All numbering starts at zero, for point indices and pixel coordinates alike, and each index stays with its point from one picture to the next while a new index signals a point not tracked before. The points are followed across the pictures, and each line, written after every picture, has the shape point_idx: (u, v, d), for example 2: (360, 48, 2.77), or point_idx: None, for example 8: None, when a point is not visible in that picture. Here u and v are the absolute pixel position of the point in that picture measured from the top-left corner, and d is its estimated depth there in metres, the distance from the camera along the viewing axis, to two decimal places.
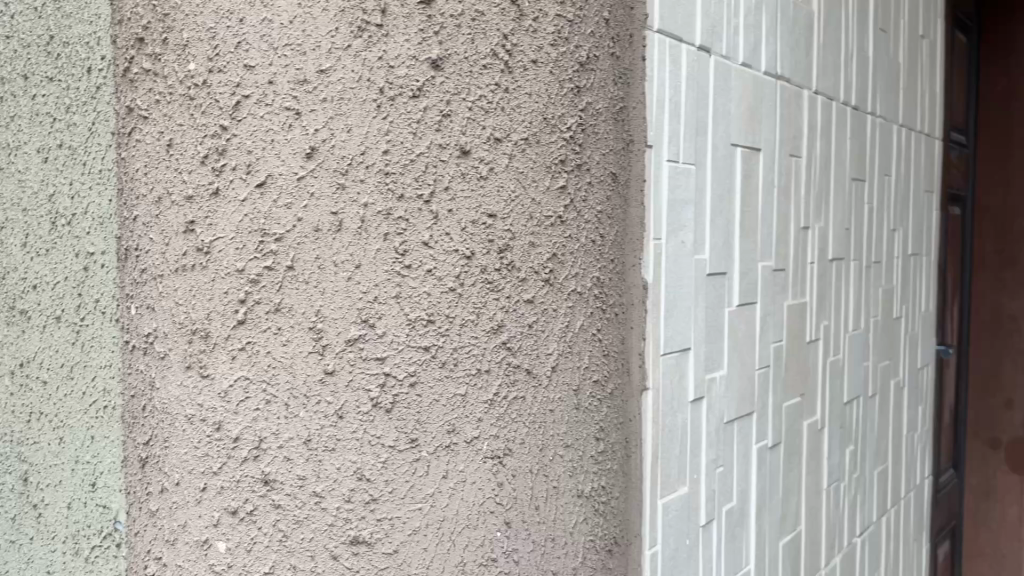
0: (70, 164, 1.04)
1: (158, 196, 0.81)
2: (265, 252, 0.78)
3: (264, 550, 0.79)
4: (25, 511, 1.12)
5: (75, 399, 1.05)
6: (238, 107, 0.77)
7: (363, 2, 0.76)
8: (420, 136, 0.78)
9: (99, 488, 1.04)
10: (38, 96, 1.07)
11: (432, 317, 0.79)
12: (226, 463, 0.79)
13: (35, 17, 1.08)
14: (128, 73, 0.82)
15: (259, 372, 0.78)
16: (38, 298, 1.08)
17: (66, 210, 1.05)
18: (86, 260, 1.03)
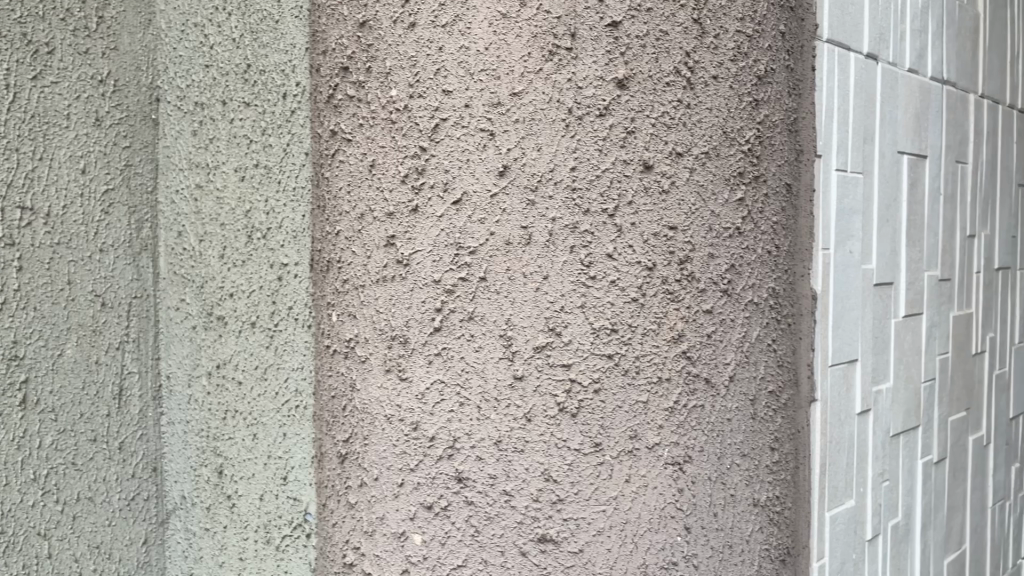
0: (265, 182, 1.13)
1: (361, 212, 0.88)
2: (460, 264, 0.83)
3: (457, 543, 0.84)
4: (219, 501, 1.19)
5: (267, 398, 1.15)
6: (437, 130, 0.83)
7: (554, 27, 0.80)
8: (606, 152, 0.80)
9: (291, 481, 1.13)
10: (236, 120, 1.15)
11: (616, 326, 0.81)
12: (422, 460, 0.85)
13: (233, 47, 1.15)
14: (332, 99, 0.89)
15: (454, 376, 0.84)
16: (234, 305, 1.17)
17: (261, 224, 1.14)
18: (279, 271, 1.12)
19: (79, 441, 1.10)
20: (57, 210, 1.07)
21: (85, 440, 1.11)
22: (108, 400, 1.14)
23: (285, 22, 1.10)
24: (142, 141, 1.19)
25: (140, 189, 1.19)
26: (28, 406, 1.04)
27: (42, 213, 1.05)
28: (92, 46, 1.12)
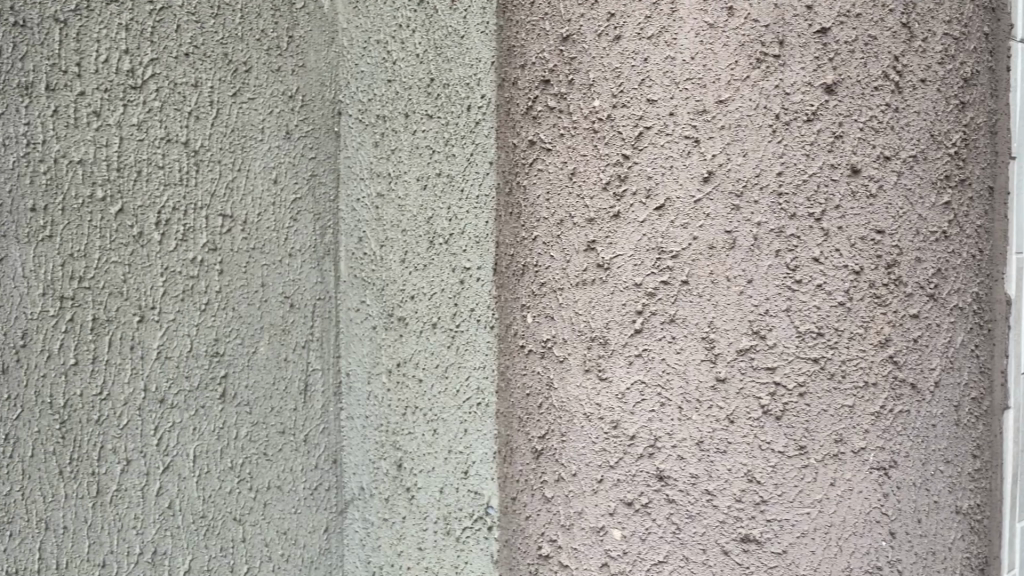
0: (449, 190, 1.19)
1: (560, 218, 0.92)
2: (662, 268, 0.84)
3: (658, 540, 0.86)
4: (398, 492, 1.28)
5: (450, 395, 1.20)
6: (640, 138, 0.85)
7: (762, 35, 0.80)
8: (813, 158, 0.80)
9: (473, 475, 1.17)
10: (418, 131, 1.23)
11: (822, 330, 0.81)
12: (622, 457, 0.88)
13: (416, 62, 1.22)
14: (531, 110, 0.95)
15: (655, 377, 0.85)
16: (415, 307, 1.26)
17: (443, 230, 1.21)
18: (461, 274, 1.18)
19: (270, 433, 1.33)
20: (252, 217, 1.30)
21: (274, 432, 1.34)
22: (295, 396, 1.36)
23: (469, 37, 1.14)
24: (327, 153, 1.39)
25: (324, 198, 1.39)
26: (228, 399, 1.28)
27: (240, 220, 1.29)
28: (284, 64, 1.33)
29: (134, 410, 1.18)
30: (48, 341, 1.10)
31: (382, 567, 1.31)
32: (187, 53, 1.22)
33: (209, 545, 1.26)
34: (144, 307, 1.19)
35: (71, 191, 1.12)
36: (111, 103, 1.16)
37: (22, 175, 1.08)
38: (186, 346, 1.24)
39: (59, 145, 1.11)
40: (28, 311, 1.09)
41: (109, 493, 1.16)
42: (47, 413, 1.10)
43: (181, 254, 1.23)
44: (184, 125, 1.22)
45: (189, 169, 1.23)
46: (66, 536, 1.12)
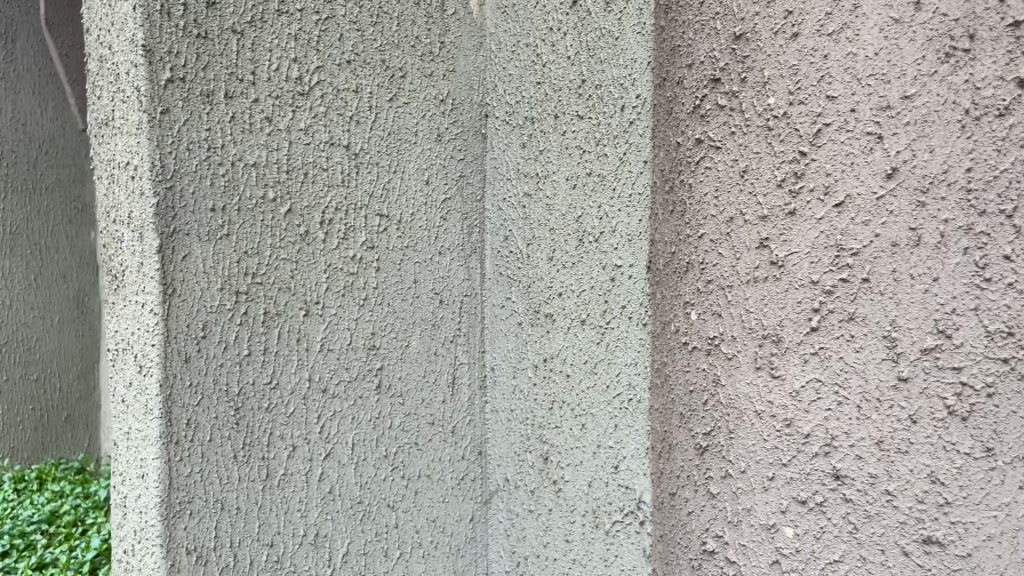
0: (600, 189, 1.19)
1: (731, 216, 0.92)
2: (841, 265, 0.81)
3: (833, 539, 0.82)
4: (544, 484, 1.30)
5: (599, 391, 1.20)
6: (819, 135, 0.82)
7: (951, 29, 0.73)
8: (1005, 153, 0.71)
9: (622, 470, 1.16)
10: (569, 131, 1.24)
11: (1013, 329, 0.71)
12: (796, 456, 0.85)
13: (568, 64, 1.23)
14: (700, 109, 0.96)
15: (832, 375, 0.82)
16: (563, 303, 1.25)
17: (593, 229, 1.20)
18: (612, 272, 1.17)
19: (421, 423, 1.39)
20: (406, 217, 1.36)
21: (425, 423, 1.39)
22: (444, 387, 1.41)
23: (625, 38, 1.13)
24: (475, 153, 1.43)
25: (472, 197, 1.43)
26: (382, 390, 1.34)
27: (395, 220, 1.35)
28: (436, 69, 1.38)
29: (298, 399, 1.26)
30: (225, 332, 1.20)
31: (527, 558, 1.35)
32: (348, 61, 1.28)
33: (365, 529, 1.32)
34: (309, 302, 1.27)
35: (246, 192, 1.21)
36: (282, 109, 1.24)
37: (204, 178, 1.17)
38: (347, 340, 1.31)
39: (236, 148, 1.20)
40: (207, 305, 1.18)
41: (276, 475, 1.24)
42: (223, 400, 1.20)
43: (342, 251, 1.30)
44: (346, 129, 1.29)
45: (351, 170, 1.30)
46: (239, 516, 1.21)
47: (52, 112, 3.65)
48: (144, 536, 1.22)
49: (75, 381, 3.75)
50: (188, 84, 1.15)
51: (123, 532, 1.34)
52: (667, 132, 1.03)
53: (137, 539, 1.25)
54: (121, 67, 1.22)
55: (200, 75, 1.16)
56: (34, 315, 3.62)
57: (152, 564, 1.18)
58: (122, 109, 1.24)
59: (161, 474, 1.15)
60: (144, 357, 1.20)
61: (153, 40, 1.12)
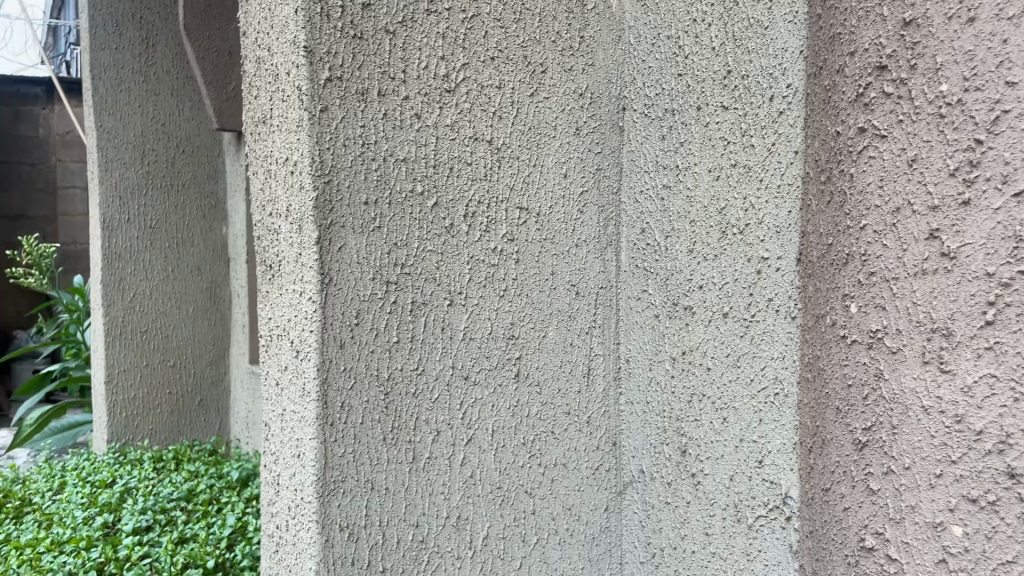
0: (745, 180, 1.17)
1: (897, 206, 0.90)
2: (1020, 257, 0.76)
3: (1006, 540, 0.77)
4: (682, 477, 1.30)
5: (741, 384, 1.18)
6: (997, 122, 0.78)
7: None
8: None
9: (767, 465, 1.14)
10: (712, 123, 1.22)
11: None
12: (966, 453, 0.81)
13: (712, 55, 1.21)
14: (864, 97, 0.94)
15: (1008, 372, 0.77)
16: (703, 296, 1.24)
17: (738, 221, 1.18)
18: (758, 264, 1.15)
19: (557, 413, 1.40)
20: (545, 209, 1.38)
21: (561, 413, 1.41)
22: (579, 378, 1.42)
23: (775, 27, 1.11)
24: (611, 147, 1.43)
25: (608, 190, 1.43)
26: (520, 378, 1.37)
27: (533, 212, 1.37)
28: (575, 64, 1.39)
29: (442, 385, 1.31)
30: (376, 320, 1.25)
31: (663, 549, 1.35)
32: (492, 57, 1.31)
33: (504, 514, 1.36)
34: (452, 292, 1.31)
35: (396, 185, 1.26)
36: (431, 105, 1.28)
37: (359, 172, 1.23)
38: (487, 330, 1.34)
39: (387, 144, 1.25)
40: (361, 294, 1.24)
41: (422, 459, 1.29)
42: (373, 384, 1.25)
43: (484, 243, 1.33)
44: (489, 124, 1.32)
45: (492, 165, 1.33)
46: (387, 497, 1.26)
47: (187, 113, 3.87)
48: (298, 512, 1.29)
49: (208, 367, 3.96)
50: (344, 82, 1.21)
51: (277, 507, 1.42)
52: (825, 121, 1.01)
53: (291, 514, 1.32)
54: (281, 67, 1.28)
55: (356, 73, 1.22)
56: (171, 305, 3.86)
57: (306, 539, 1.24)
58: (281, 107, 1.30)
59: (318, 454, 1.21)
60: (302, 343, 1.27)
61: (313, 41, 1.18)
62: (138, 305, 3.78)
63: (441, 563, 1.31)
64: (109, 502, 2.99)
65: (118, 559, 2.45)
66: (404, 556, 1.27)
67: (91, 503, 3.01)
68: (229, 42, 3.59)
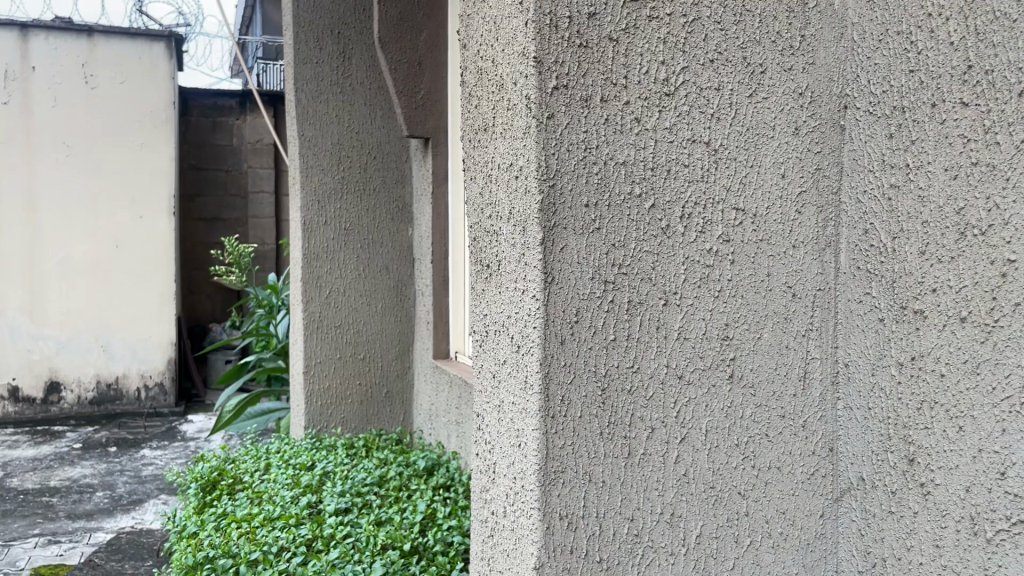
0: (989, 178, 1.11)
1: None
2: None
3: None
4: (910, 487, 1.25)
5: (981, 392, 1.13)
6: None
7: None
8: None
9: (1011, 477, 1.09)
10: (950, 120, 1.17)
11: None
12: None
13: (950, 50, 1.17)
14: None
15: None
16: (937, 299, 1.19)
17: (979, 221, 1.13)
18: (1003, 267, 1.09)
19: (771, 415, 1.39)
20: (762, 210, 1.37)
21: (776, 416, 1.39)
22: (795, 381, 1.40)
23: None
24: (831, 146, 1.40)
25: (828, 190, 1.40)
26: (734, 379, 1.36)
27: (750, 214, 1.36)
28: (794, 63, 1.37)
29: (657, 383, 1.32)
30: (595, 318, 1.29)
31: (885, 559, 1.32)
32: (711, 60, 1.32)
33: (717, 514, 1.36)
34: (668, 292, 1.32)
35: (616, 188, 1.29)
36: (650, 109, 1.30)
37: (581, 176, 1.27)
38: (701, 330, 1.34)
39: (608, 148, 1.28)
40: (581, 292, 1.28)
41: (637, 455, 1.31)
42: (592, 379, 1.29)
43: (700, 244, 1.33)
44: (708, 126, 1.33)
45: (710, 166, 1.33)
46: (604, 489, 1.30)
47: (379, 121, 4.10)
48: (518, 499, 1.36)
49: (394, 362, 4.17)
50: (570, 90, 1.26)
51: (492, 494, 1.50)
52: None
53: (509, 501, 1.40)
54: (507, 78, 1.36)
55: (580, 79, 1.26)
56: (362, 302, 4.11)
57: (527, 524, 1.31)
58: (505, 116, 1.37)
59: (539, 444, 1.27)
60: (523, 338, 1.33)
61: (543, 52, 1.24)
62: (333, 301, 4.06)
63: (655, 558, 1.33)
64: (310, 484, 3.23)
65: (324, 536, 2.64)
66: (620, 548, 1.31)
67: (295, 484, 3.26)
68: (419, 52, 3.77)
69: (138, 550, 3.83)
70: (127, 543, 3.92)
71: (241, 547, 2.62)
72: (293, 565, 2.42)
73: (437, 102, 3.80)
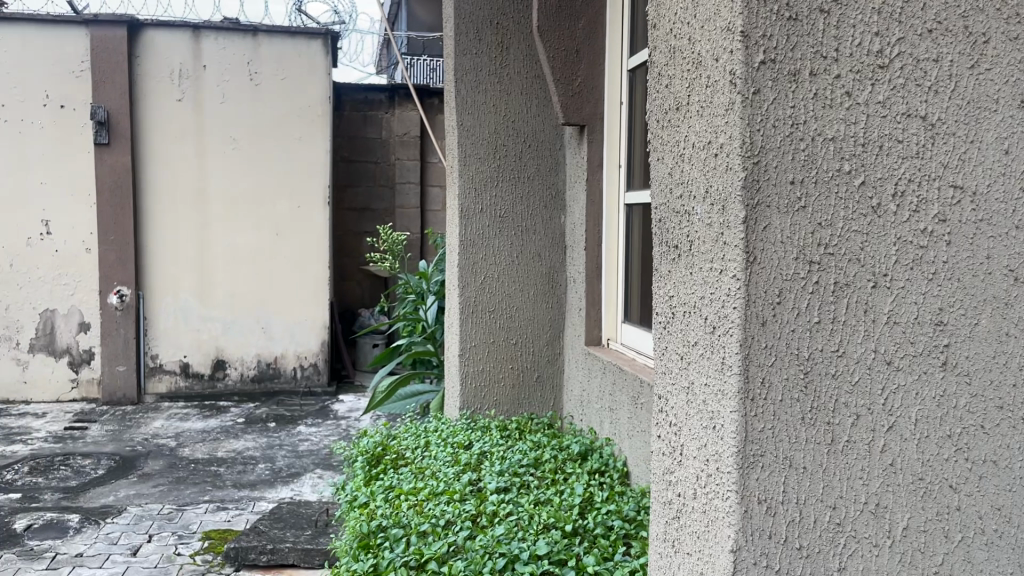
0: None
1: None
2: None
3: None
4: None
5: None
6: None
7: None
8: None
9: None
10: None
11: None
12: None
13: None
14: None
15: None
16: None
17: None
18: None
19: (987, 406, 1.31)
20: (981, 188, 1.29)
21: (992, 406, 1.31)
22: (1015, 371, 1.31)
23: None
24: None
25: None
26: (948, 367, 1.29)
27: (969, 191, 1.28)
28: (1021, 31, 1.29)
29: (863, 368, 1.27)
30: (799, 299, 1.26)
31: None
32: (929, 30, 1.25)
33: (925, 507, 1.30)
34: (877, 274, 1.27)
35: (824, 165, 1.25)
36: (862, 82, 1.25)
37: (787, 152, 1.24)
38: (913, 314, 1.28)
39: (816, 123, 1.24)
40: (784, 273, 1.25)
41: (840, 442, 1.27)
42: (794, 363, 1.26)
43: (913, 224, 1.27)
44: (924, 99, 1.26)
45: (926, 142, 1.27)
46: (805, 475, 1.27)
47: (535, 109, 4.14)
48: (710, 481, 1.34)
49: (544, 348, 4.22)
50: (778, 64, 1.23)
51: (678, 476, 1.48)
52: None
53: (700, 483, 1.38)
54: (706, 54, 1.33)
55: (789, 54, 1.23)
56: (515, 288, 4.17)
57: (722, 507, 1.29)
58: (703, 94, 1.35)
59: (738, 428, 1.25)
60: (719, 318, 1.31)
61: (750, 26, 1.22)
62: (488, 287, 4.15)
63: (857, 549, 1.29)
64: (470, 462, 3.34)
65: (487, 513, 2.74)
66: (821, 536, 1.28)
67: (455, 462, 3.39)
68: (577, 40, 3.78)
69: (299, 519, 4.05)
70: (289, 512, 4.16)
71: (410, 518, 2.75)
72: (460, 538, 2.52)
73: (594, 89, 3.80)
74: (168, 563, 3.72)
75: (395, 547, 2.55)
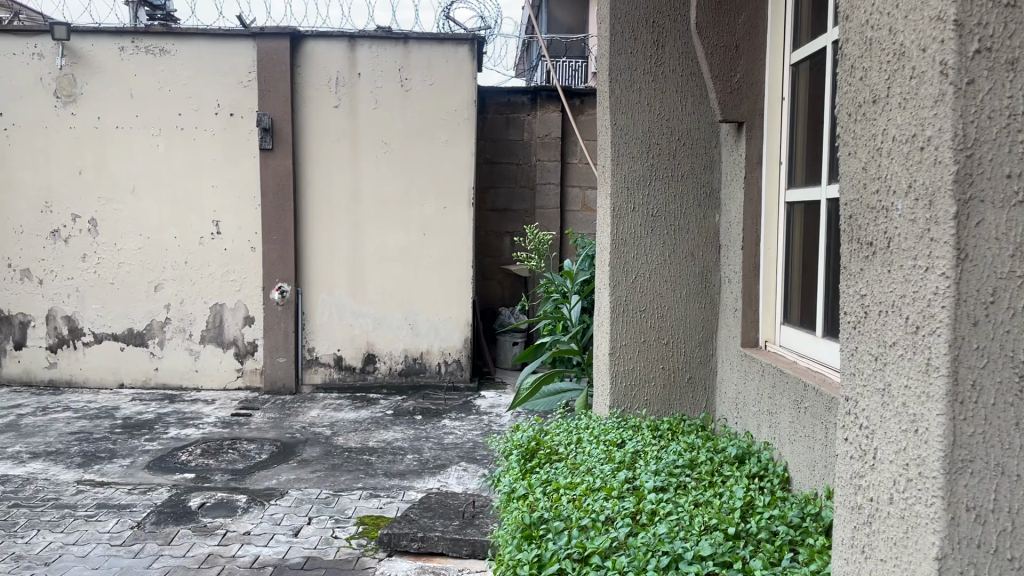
0: None
1: None
2: None
3: None
4: None
5: None
6: None
7: None
8: None
9: None
10: None
11: None
12: None
13: None
14: None
15: None
16: None
17: None
18: None
19: None
20: None
21: None
22: None
23: None
24: None
25: None
26: None
27: None
28: None
29: None
30: (1014, 300, 1.20)
31: None
32: None
33: None
34: None
35: None
36: None
37: (1004, 145, 1.19)
38: None
39: None
40: (999, 271, 1.20)
41: None
42: (1008, 366, 1.21)
43: None
44: None
45: None
46: (1019, 484, 1.21)
47: (690, 107, 4.09)
48: (910, 486, 1.31)
49: (697, 348, 4.15)
50: (994, 53, 1.18)
51: (870, 480, 1.44)
52: None
53: (897, 487, 1.35)
54: (910, 44, 1.30)
55: (1007, 41, 1.18)
56: (666, 288, 4.14)
57: (925, 513, 1.27)
58: (906, 85, 1.31)
59: (945, 430, 1.23)
60: (923, 317, 1.27)
61: (964, 14, 1.19)
62: (639, 286, 4.14)
63: None
64: (624, 460, 3.36)
65: (646, 510, 2.75)
66: None
67: (609, 459, 3.41)
68: (737, 35, 3.70)
69: (447, 509, 4.18)
70: (437, 502, 4.30)
71: (570, 512, 2.82)
72: (622, 535, 2.54)
73: (754, 85, 3.69)
74: (326, 545, 3.93)
75: (558, 539, 2.60)
